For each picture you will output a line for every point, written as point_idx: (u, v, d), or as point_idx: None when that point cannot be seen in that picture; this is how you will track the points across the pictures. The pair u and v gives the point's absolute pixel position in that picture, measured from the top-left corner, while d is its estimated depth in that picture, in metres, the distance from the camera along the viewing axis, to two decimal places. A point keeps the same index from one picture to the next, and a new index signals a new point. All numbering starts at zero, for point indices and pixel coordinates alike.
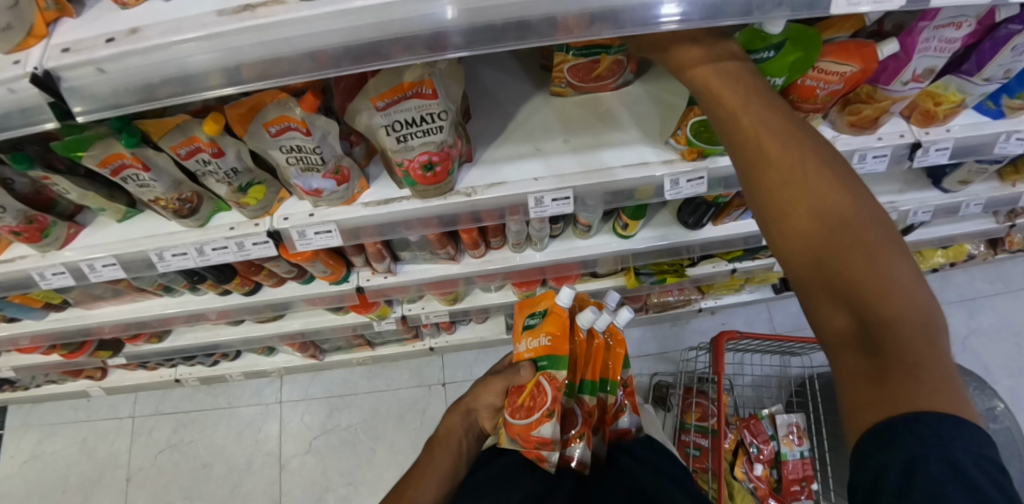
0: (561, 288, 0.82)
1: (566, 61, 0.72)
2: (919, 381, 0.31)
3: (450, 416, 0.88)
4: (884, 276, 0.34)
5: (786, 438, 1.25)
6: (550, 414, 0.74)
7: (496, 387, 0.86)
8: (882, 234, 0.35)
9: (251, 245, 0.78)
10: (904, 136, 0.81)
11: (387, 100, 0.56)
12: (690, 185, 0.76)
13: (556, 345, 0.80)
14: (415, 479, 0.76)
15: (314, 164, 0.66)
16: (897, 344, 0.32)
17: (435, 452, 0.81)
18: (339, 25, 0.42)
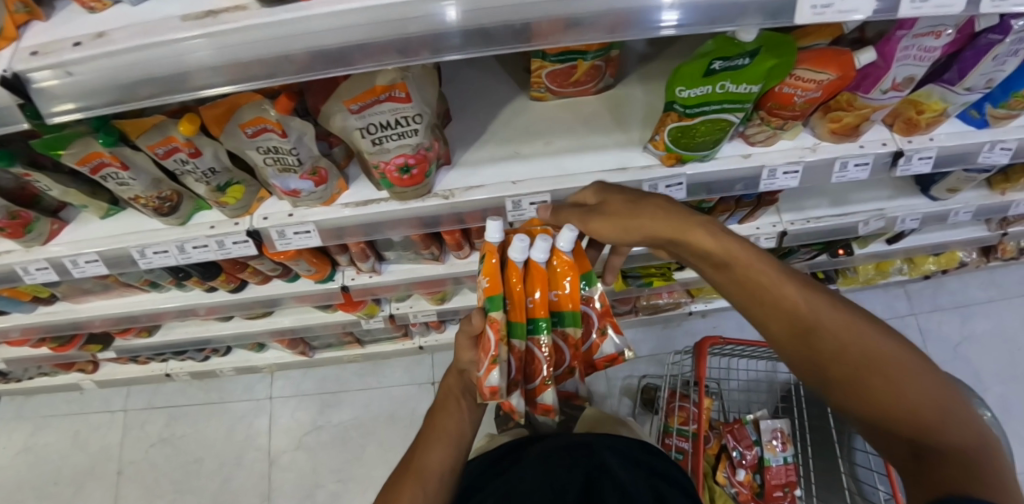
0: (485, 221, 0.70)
1: (544, 66, 0.72)
2: (949, 455, 0.38)
3: (448, 383, 0.85)
4: (886, 360, 0.44)
5: (770, 443, 1.25)
6: (496, 361, 0.67)
7: (463, 343, 0.74)
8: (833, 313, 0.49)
9: (231, 244, 0.79)
10: (887, 145, 0.81)
11: (360, 104, 0.56)
12: (669, 190, 0.76)
13: (494, 286, 0.70)
14: (420, 449, 0.75)
15: (290, 166, 0.67)
16: (924, 420, 0.40)
17: (437, 421, 0.79)
18: (299, 32, 0.42)
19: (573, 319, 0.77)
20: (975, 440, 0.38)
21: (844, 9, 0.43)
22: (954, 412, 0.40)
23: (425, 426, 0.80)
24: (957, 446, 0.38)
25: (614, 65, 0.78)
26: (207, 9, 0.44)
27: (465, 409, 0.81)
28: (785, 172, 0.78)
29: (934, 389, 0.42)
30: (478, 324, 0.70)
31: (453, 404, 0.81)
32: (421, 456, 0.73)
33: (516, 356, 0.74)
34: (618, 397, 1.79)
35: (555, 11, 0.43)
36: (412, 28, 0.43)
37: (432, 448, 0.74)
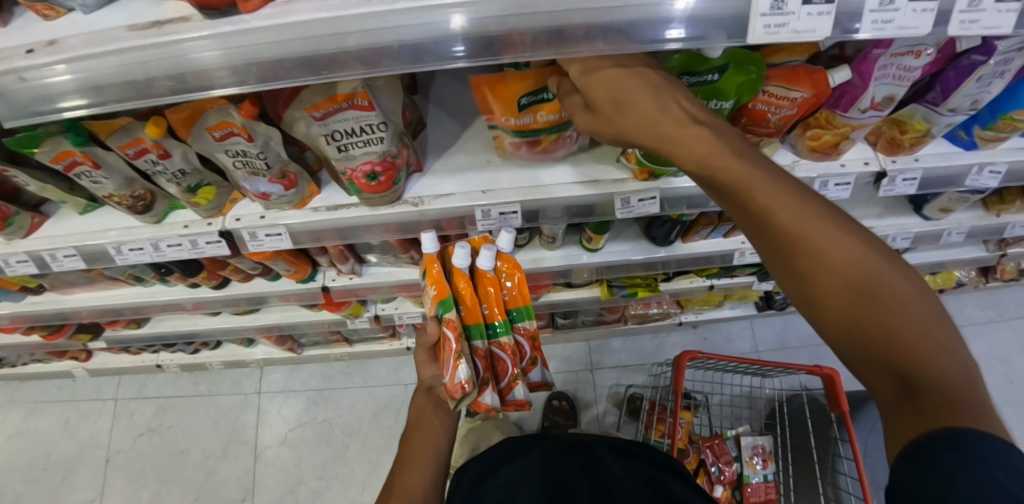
0: (422, 235, 0.75)
1: (504, 136, 0.71)
2: (934, 390, 0.33)
3: (418, 397, 0.85)
4: (872, 282, 0.38)
5: (750, 460, 1.25)
6: (462, 354, 0.72)
7: (423, 356, 0.81)
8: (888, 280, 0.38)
9: (203, 243, 0.79)
10: (869, 165, 0.79)
11: (322, 111, 0.57)
12: (642, 204, 0.75)
13: (442, 290, 0.75)
14: (403, 466, 0.74)
15: (259, 169, 0.67)
16: (910, 347, 0.34)
17: (415, 439, 0.78)
18: (239, 44, 0.43)
19: (525, 313, 0.85)
20: (968, 372, 0.34)
21: (796, 29, 0.42)
22: (947, 337, 0.35)
23: (403, 448, 0.78)
24: (948, 378, 0.33)
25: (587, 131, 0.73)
26: (154, 20, 0.45)
27: (441, 424, 0.81)
28: None
29: (927, 311, 0.36)
30: (433, 333, 0.77)
31: (427, 418, 0.81)
32: (406, 471, 0.72)
33: (480, 356, 0.80)
34: (604, 405, 1.78)
35: (492, 29, 0.43)
36: (348, 42, 0.43)
37: (415, 462, 0.74)
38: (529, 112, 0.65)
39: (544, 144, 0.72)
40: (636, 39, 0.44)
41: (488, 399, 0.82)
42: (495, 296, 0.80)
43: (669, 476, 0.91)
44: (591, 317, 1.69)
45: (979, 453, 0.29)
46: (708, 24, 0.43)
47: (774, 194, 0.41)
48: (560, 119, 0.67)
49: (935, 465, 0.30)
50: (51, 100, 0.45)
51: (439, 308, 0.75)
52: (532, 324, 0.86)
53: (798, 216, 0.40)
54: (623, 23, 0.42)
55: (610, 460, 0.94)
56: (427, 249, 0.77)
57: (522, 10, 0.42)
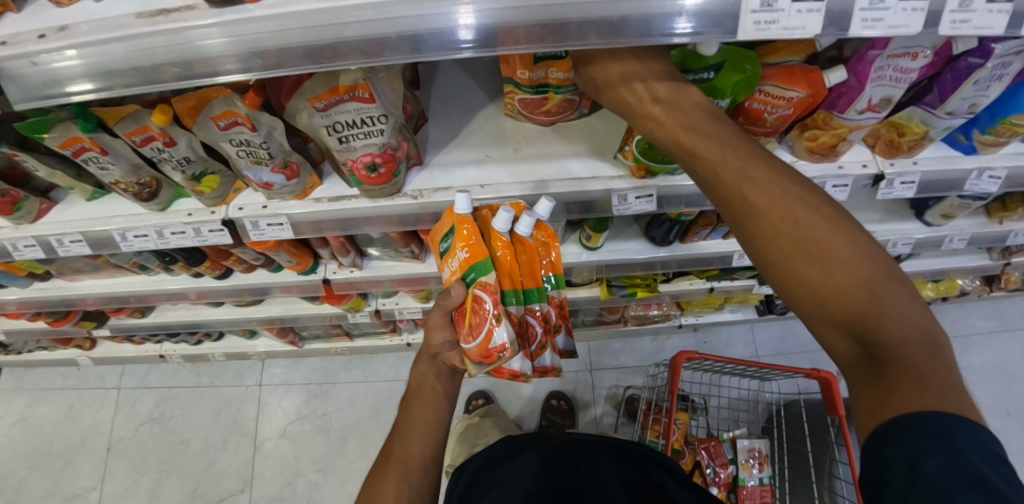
0: (458, 193, 0.63)
1: (516, 93, 0.74)
2: (895, 356, 0.36)
3: (421, 362, 0.74)
4: (823, 243, 0.40)
5: (746, 463, 1.24)
6: (500, 321, 0.62)
7: (438, 321, 0.69)
8: (848, 249, 0.40)
9: (207, 231, 0.81)
10: (867, 166, 0.79)
11: (324, 102, 0.59)
12: (638, 201, 0.76)
13: (476, 252, 0.63)
14: (400, 439, 0.69)
15: (262, 159, 0.68)
16: (864, 310, 0.38)
17: (414, 409, 0.71)
18: (242, 32, 0.45)
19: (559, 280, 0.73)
20: (924, 328, 0.37)
21: (787, 25, 0.43)
22: (899, 295, 0.38)
23: (401, 414, 0.72)
24: (899, 338, 0.36)
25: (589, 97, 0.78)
26: (161, 8, 0.46)
27: (444, 396, 0.72)
28: None
29: (879, 268, 0.39)
30: (461, 297, 0.65)
31: (429, 392, 0.72)
32: (402, 447, 0.68)
33: (513, 322, 0.69)
34: (602, 406, 1.79)
35: (488, 20, 0.44)
36: (347, 32, 0.44)
37: (411, 439, 0.68)
38: (542, 67, 0.67)
39: (547, 107, 0.76)
40: (629, 34, 0.44)
41: (518, 365, 0.70)
42: (531, 264, 0.69)
43: (662, 473, 0.92)
44: (591, 317, 1.69)
45: (941, 435, 0.31)
46: (700, 20, 0.44)
47: (722, 162, 0.45)
48: (567, 82, 0.70)
49: (895, 442, 0.33)
50: (59, 84, 0.47)
51: (475, 270, 0.63)
52: (562, 292, 0.73)
53: (754, 184, 0.44)
54: (615, 18, 0.43)
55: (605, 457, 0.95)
56: (460, 209, 0.64)
57: (516, 4, 0.43)
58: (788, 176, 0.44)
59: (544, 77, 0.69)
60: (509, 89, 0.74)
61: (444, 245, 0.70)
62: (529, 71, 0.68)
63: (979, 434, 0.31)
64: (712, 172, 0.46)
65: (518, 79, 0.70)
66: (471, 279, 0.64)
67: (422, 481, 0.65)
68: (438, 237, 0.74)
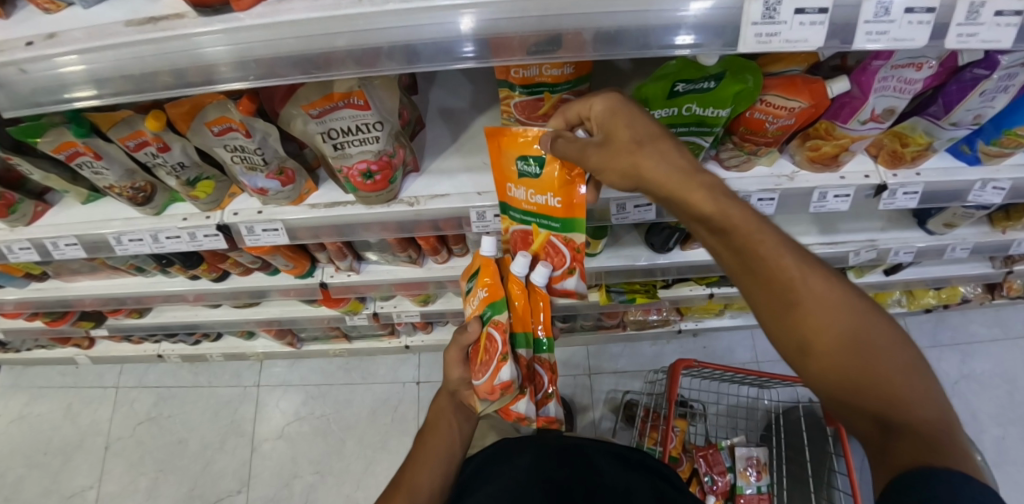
0: (484, 237, 0.69)
1: (512, 96, 0.72)
2: (912, 432, 0.35)
3: (445, 400, 0.78)
4: (857, 338, 0.38)
5: (744, 471, 1.24)
6: (505, 358, 0.63)
7: (455, 357, 0.72)
8: (888, 351, 0.38)
9: (202, 236, 0.80)
10: (869, 177, 0.78)
11: (319, 109, 0.58)
12: (637, 210, 0.75)
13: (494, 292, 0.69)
14: (412, 466, 0.71)
15: (257, 164, 0.68)
16: (889, 392, 0.37)
17: (427, 441, 0.74)
18: (234, 40, 0.44)
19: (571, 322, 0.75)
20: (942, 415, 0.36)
21: (787, 38, 0.42)
22: (922, 387, 0.37)
23: (415, 445, 0.75)
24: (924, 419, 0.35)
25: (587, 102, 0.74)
26: (151, 16, 0.46)
27: (461, 433, 0.76)
28: (760, 199, 0.76)
29: (880, 325, 0.39)
30: (476, 333, 0.70)
31: (448, 427, 0.76)
32: (412, 473, 0.70)
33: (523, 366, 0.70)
34: (601, 410, 1.78)
35: (482, 30, 0.43)
36: (338, 43, 0.44)
37: (421, 470, 0.71)
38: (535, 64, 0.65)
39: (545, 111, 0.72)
40: (625, 45, 0.44)
41: (523, 408, 0.71)
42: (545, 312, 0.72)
43: (669, 485, 0.91)
44: (590, 322, 1.68)
45: (947, 483, 0.29)
46: (699, 31, 0.43)
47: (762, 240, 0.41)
48: (562, 80, 0.67)
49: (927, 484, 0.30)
50: (47, 92, 0.46)
51: (491, 308, 0.68)
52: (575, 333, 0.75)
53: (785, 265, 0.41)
54: (612, 28, 0.43)
55: (609, 467, 0.94)
56: (484, 252, 0.70)
57: (512, 14, 0.42)
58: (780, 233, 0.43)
59: (537, 77, 0.66)
60: (504, 94, 0.72)
61: (466, 289, 0.77)
62: (522, 70, 0.66)
63: (989, 496, 0.28)
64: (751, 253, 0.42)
65: (510, 80, 0.68)
66: (487, 317, 0.69)
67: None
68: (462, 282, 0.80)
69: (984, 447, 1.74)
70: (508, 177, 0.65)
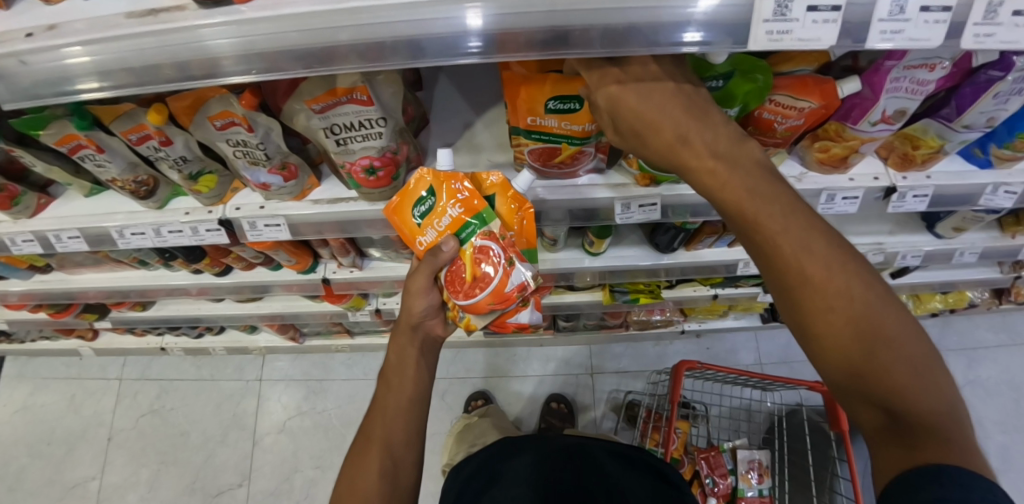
0: (442, 149, 0.59)
1: (524, 144, 0.68)
2: (922, 425, 0.38)
3: (403, 329, 0.69)
4: (873, 322, 0.40)
5: (746, 474, 1.22)
6: (511, 262, 0.61)
7: (423, 284, 0.64)
8: (905, 350, 0.40)
9: (204, 231, 0.80)
10: (879, 179, 0.77)
11: (321, 104, 0.57)
12: (641, 210, 0.75)
13: (470, 208, 0.61)
14: (380, 416, 0.65)
15: (259, 159, 0.67)
16: (895, 385, 0.39)
17: (392, 382, 0.67)
18: (238, 31, 0.43)
19: None
20: (947, 403, 0.38)
21: (800, 37, 0.41)
22: (929, 377, 0.39)
23: (379, 390, 0.68)
24: (932, 411, 0.38)
25: (604, 149, 0.72)
26: (153, 8, 0.45)
27: (424, 368, 0.68)
28: None
29: (888, 316, 0.40)
30: (454, 253, 0.61)
31: (411, 364, 0.67)
32: (382, 425, 0.64)
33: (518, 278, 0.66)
34: (602, 411, 1.78)
35: (485, 24, 0.42)
36: (342, 36, 0.43)
37: (393, 415, 0.65)
38: (554, 117, 0.60)
39: (562, 158, 0.68)
40: (635, 42, 0.43)
41: (524, 316, 0.67)
42: None
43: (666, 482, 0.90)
44: (592, 321, 1.67)
45: (956, 485, 0.34)
46: (709, 29, 0.42)
47: (781, 231, 0.42)
48: (584, 134, 0.63)
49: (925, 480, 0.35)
50: (49, 85, 0.46)
51: (472, 223, 0.61)
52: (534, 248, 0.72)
53: (811, 255, 0.41)
54: (621, 25, 0.42)
55: (608, 460, 0.95)
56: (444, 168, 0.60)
57: (519, 10, 0.42)
58: (819, 228, 0.42)
59: (560, 128, 0.62)
60: (517, 140, 0.68)
61: (415, 218, 0.63)
62: (540, 118, 0.60)
63: (985, 484, 0.34)
64: (767, 239, 0.42)
65: (522, 125, 0.63)
66: (475, 238, 0.61)
67: (404, 454, 0.63)
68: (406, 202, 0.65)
69: (989, 454, 1.72)
70: (530, 112, 0.60)
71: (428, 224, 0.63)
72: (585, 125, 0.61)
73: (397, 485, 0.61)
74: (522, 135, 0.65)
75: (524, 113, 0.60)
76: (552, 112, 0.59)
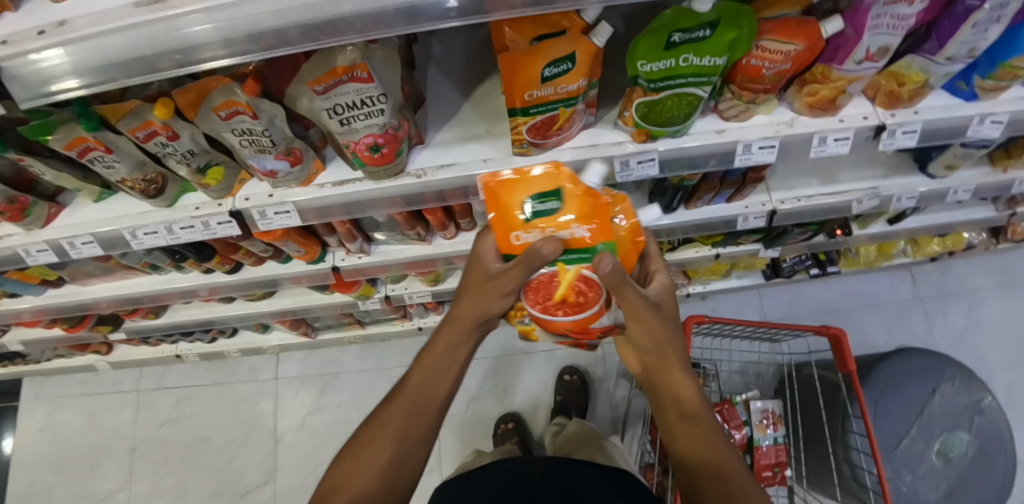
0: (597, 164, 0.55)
1: (524, 123, 0.67)
2: None
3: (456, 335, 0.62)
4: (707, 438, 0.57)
5: (759, 423, 1.26)
6: (607, 306, 0.57)
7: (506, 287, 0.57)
8: (727, 459, 0.57)
9: (216, 224, 0.81)
10: (868, 118, 0.79)
11: (323, 85, 0.59)
12: (640, 166, 0.77)
13: (597, 230, 0.54)
14: (400, 405, 0.61)
15: (264, 147, 0.69)
16: (714, 476, 0.55)
17: (420, 373, 0.63)
18: (224, 19, 0.45)
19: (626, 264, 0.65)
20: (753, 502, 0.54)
21: None
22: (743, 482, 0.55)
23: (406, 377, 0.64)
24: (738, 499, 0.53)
25: (592, 105, 0.72)
26: None
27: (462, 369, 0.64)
28: (760, 147, 0.76)
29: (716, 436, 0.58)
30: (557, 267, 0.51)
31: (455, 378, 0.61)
32: (399, 421, 0.60)
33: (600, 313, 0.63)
34: (614, 379, 1.83)
35: None
36: (343, 8, 0.44)
37: (416, 413, 0.60)
38: (551, 84, 0.60)
39: (561, 124, 0.69)
40: None
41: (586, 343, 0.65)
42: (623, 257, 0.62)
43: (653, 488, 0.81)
44: None
45: None
46: None
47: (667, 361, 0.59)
48: (578, 93, 0.64)
49: None
50: (62, 80, 0.47)
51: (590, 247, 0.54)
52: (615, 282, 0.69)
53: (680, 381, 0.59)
54: None
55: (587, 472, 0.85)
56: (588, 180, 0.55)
57: None
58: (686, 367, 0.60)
59: (554, 97, 0.62)
60: (515, 121, 0.67)
61: (528, 209, 0.55)
62: (537, 91, 0.60)
63: None
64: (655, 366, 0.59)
65: (520, 106, 0.62)
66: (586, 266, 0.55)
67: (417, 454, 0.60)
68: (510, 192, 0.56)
69: (996, 391, 1.79)
70: (526, 88, 0.59)
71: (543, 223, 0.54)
72: (578, 83, 0.61)
73: (397, 481, 0.58)
74: (521, 114, 0.65)
75: (522, 89, 0.60)
76: (547, 80, 0.59)
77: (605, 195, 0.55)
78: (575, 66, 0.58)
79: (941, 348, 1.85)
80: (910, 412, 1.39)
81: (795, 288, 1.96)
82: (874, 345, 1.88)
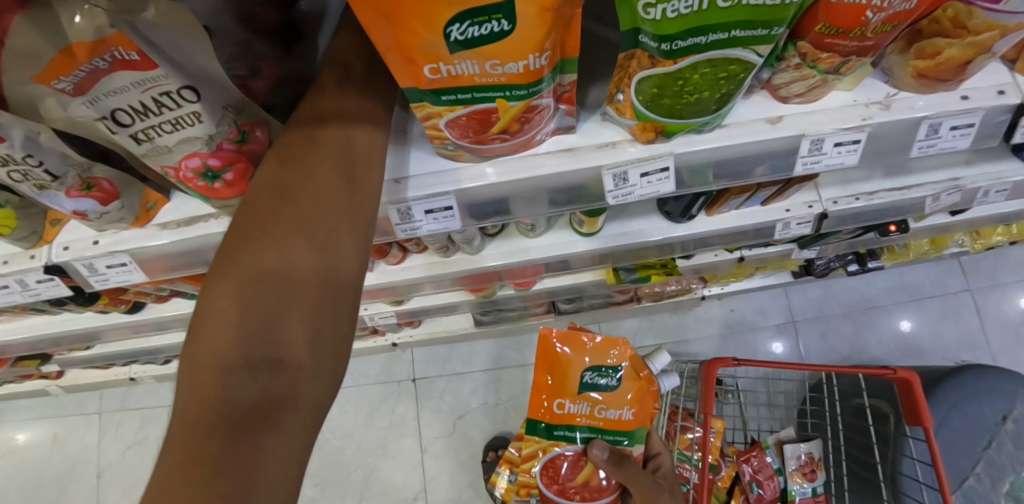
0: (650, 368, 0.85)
1: (438, 114, 0.41)
2: None
3: (337, 140, 0.38)
4: None
5: (797, 472, 1.05)
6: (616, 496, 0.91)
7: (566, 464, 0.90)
8: None
9: (35, 282, 0.57)
10: (1004, 93, 0.49)
11: (62, 79, 0.31)
12: (648, 181, 0.50)
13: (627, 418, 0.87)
14: (240, 327, 0.27)
15: (40, 179, 0.42)
16: None
17: (267, 264, 0.30)
18: None
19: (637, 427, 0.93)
20: None
21: None
22: None
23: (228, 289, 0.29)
24: None
25: (569, 98, 0.45)
26: None
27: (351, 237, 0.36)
28: (837, 143, 0.49)
29: None
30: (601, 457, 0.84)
31: (360, 200, 0.38)
32: (247, 353, 0.26)
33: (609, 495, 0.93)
34: None
35: None
36: None
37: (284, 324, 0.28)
38: (466, 58, 0.33)
39: (504, 125, 0.42)
40: None
41: None
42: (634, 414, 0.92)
43: None
44: (598, 300, 1.42)
45: None
46: None
47: None
48: (537, 77, 0.36)
49: None
50: None
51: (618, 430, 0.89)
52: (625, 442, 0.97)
53: None
54: None
55: None
56: (643, 373, 0.85)
57: None
58: None
59: (480, 81, 0.36)
60: (421, 110, 0.41)
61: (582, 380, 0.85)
62: (449, 66, 0.34)
63: None
64: None
65: (421, 85, 0.37)
66: (606, 438, 0.88)
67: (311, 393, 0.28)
68: (567, 378, 0.85)
69: None
70: (423, 57, 0.33)
71: (591, 393, 0.86)
72: (528, 60, 0.33)
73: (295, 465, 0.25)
74: (426, 100, 0.39)
75: (416, 57, 0.33)
76: (461, 48, 0.32)
77: (650, 385, 0.86)
78: (514, 30, 0.31)
79: (993, 349, 1.60)
80: (971, 443, 1.13)
81: (826, 283, 1.69)
82: (919, 348, 1.62)
